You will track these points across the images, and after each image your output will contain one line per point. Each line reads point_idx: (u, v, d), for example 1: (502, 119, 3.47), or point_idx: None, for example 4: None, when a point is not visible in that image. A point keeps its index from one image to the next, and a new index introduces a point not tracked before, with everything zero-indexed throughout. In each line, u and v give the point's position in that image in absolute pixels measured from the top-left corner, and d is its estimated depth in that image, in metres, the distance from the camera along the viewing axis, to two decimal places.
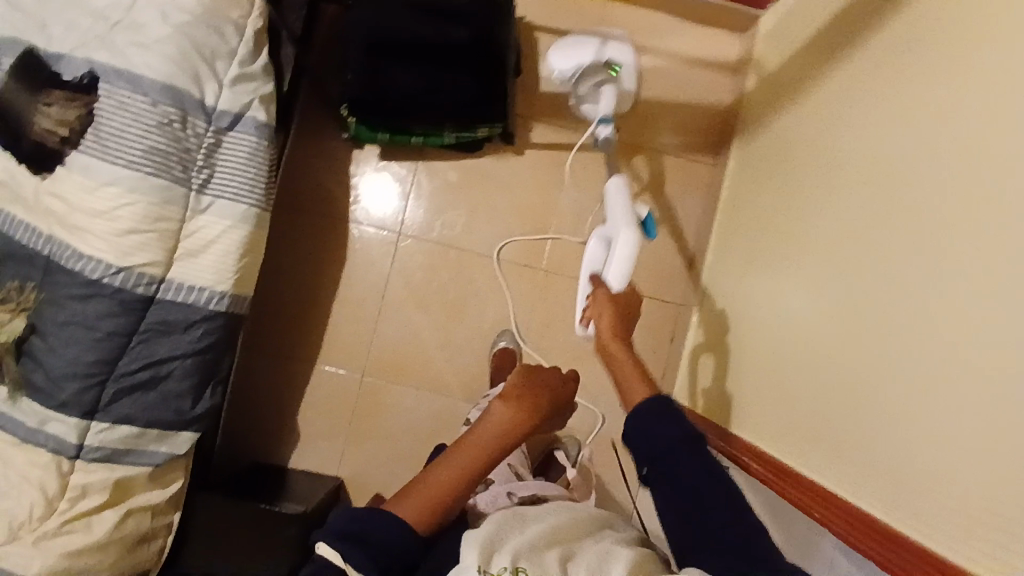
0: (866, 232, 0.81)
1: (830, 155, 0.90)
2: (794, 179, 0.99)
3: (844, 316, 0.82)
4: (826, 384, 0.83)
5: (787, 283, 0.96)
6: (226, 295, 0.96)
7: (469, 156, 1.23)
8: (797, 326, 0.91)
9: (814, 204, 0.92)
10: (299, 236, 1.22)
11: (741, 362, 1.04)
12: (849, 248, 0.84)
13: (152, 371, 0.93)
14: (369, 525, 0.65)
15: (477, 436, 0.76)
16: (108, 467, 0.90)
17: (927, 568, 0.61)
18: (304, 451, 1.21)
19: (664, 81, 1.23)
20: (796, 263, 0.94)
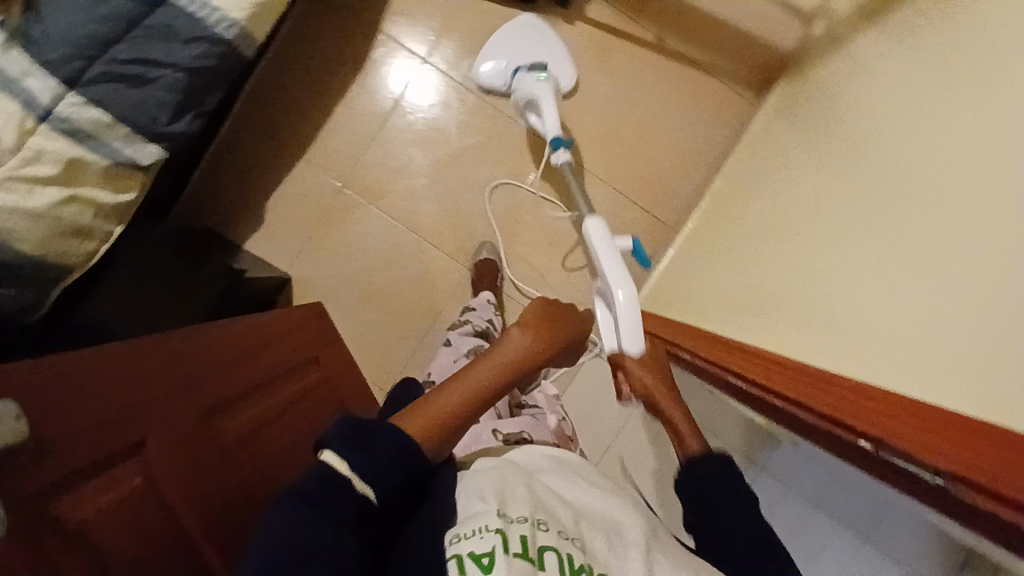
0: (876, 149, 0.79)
1: (871, 86, 0.88)
2: (828, 111, 0.96)
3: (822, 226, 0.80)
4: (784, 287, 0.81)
5: (781, 204, 0.94)
6: (235, 26, 0.95)
7: (518, 8, 1.20)
8: (776, 241, 0.90)
9: (839, 130, 0.90)
10: (327, 28, 1.20)
11: (709, 278, 1.02)
12: (853, 163, 0.81)
13: (141, 70, 0.90)
14: (385, 441, 0.48)
15: (497, 352, 0.60)
16: (70, 143, 0.87)
17: (889, 411, 0.52)
18: (262, 236, 1.20)
19: (734, 3, 1.20)
20: (798, 185, 0.92)
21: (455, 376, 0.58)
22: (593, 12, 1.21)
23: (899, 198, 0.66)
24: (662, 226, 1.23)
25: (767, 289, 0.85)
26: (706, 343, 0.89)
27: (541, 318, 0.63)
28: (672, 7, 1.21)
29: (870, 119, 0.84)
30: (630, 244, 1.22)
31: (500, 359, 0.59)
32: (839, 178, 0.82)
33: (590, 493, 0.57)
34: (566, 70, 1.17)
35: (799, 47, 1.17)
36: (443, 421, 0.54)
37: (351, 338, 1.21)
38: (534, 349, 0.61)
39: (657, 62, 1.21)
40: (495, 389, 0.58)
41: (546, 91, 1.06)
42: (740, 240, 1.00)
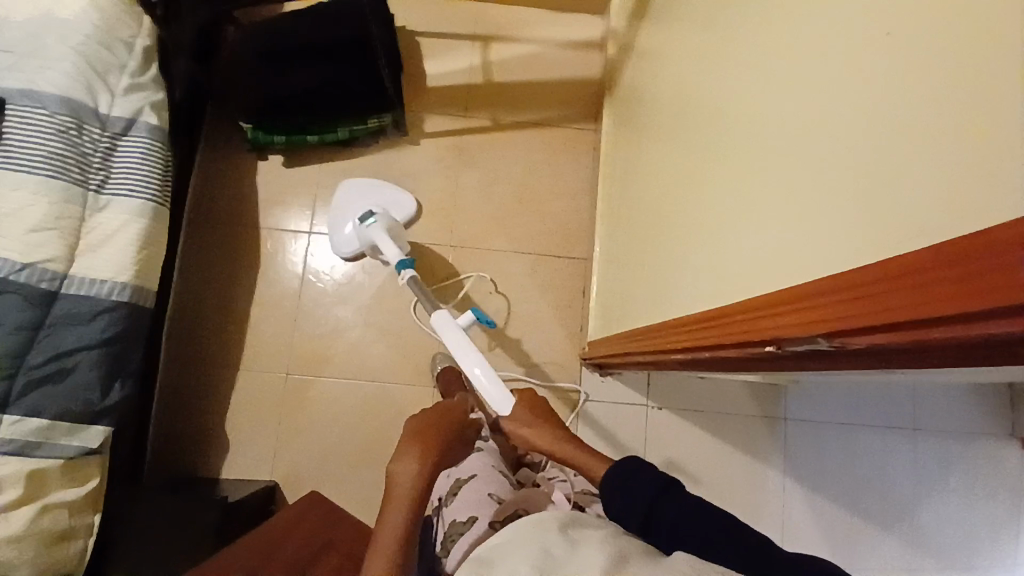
0: (695, 115, 0.89)
1: (668, 73, 1.01)
2: (651, 106, 1.09)
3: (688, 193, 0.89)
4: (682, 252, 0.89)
5: (656, 194, 1.04)
6: (127, 287, 1.00)
7: (368, 152, 1.32)
8: (666, 223, 0.98)
9: (666, 112, 1.01)
10: (215, 247, 1.28)
11: (634, 283, 1.09)
12: (689, 134, 0.91)
13: (59, 364, 0.94)
14: None
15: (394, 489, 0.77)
16: (20, 461, 0.89)
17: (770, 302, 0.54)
18: (237, 455, 1.22)
19: (538, 63, 1.36)
20: (660, 172, 1.03)
21: (373, 549, 0.74)
22: (431, 125, 1.34)
23: (721, 140, 0.74)
24: (579, 263, 1.31)
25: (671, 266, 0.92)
26: (653, 337, 0.93)
27: (409, 445, 0.81)
28: (492, 89, 1.35)
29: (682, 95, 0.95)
30: (559, 292, 1.30)
31: (399, 492, 0.77)
32: (682, 151, 0.92)
33: (567, 548, 0.59)
34: (405, 202, 1.24)
35: (607, 71, 1.33)
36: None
37: (361, 504, 1.21)
38: (413, 476, 0.78)
39: (504, 136, 1.34)
40: (404, 528, 0.75)
41: (382, 228, 1.14)
42: (640, 240, 1.08)
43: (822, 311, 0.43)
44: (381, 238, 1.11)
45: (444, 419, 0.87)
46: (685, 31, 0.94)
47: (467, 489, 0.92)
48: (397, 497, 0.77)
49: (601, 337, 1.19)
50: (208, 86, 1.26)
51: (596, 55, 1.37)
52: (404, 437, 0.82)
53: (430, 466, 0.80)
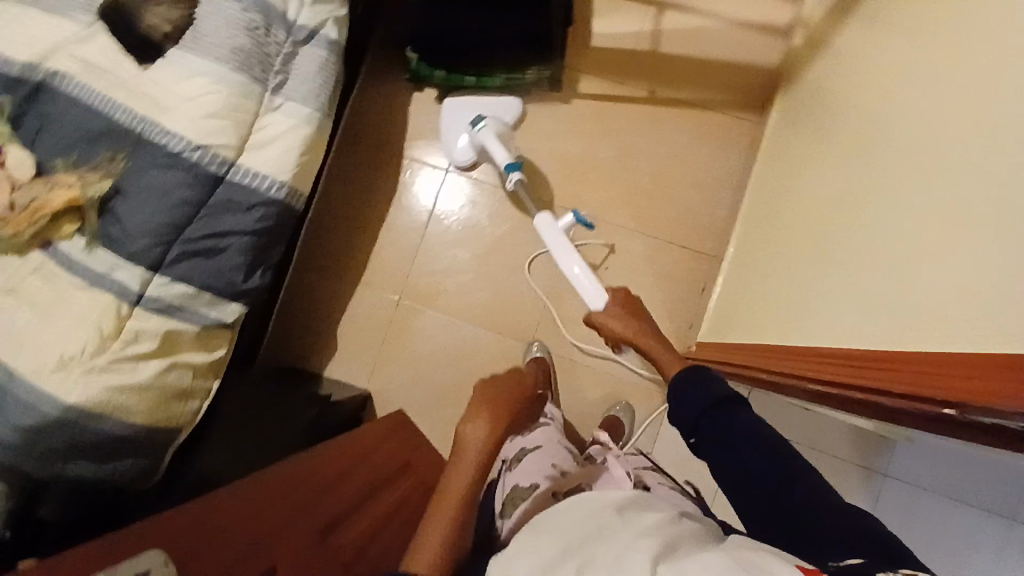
0: (892, 131, 0.80)
1: (868, 77, 0.91)
2: (833, 110, 0.99)
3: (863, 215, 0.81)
4: (841, 277, 0.82)
5: (813, 205, 0.96)
6: (284, 186, 1.08)
7: (516, 102, 1.32)
8: (820, 240, 0.91)
9: (853, 119, 0.92)
10: (356, 165, 1.34)
11: (764, 295, 1.03)
12: (877, 150, 0.83)
13: (213, 242, 1.04)
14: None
15: (464, 445, 0.76)
16: (162, 318, 1.00)
17: (970, 368, 0.49)
18: (338, 362, 1.30)
19: (712, 41, 1.28)
20: (825, 183, 0.94)
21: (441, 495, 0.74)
22: (585, 86, 1.30)
23: (948, 173, 0.66)
24: (704, 257, 1.25)
25: (827, 291, 0.85)
26: (777, 358, 0.89)
27: (481, 412, 0.78)
28: (656, 59, 1.29)
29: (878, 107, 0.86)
30: (676, 283, 1.25)
31: (468, 450, 0.75)
32: (870, 169, 0.83)
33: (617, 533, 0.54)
34: (512, 105, 1.27)
35: (785, 62, 1.23)
36: (446, 542, 0.70)
37: (438, 437, 1.26)
38: (482, 444, 0.76)
39: (656, 111, 1.28)
40: (468, 495, 0.74)
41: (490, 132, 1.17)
42: (783, 251, 1.01)
43: (1021, 390, 0.41)
44: (489, 141, 1.16)
45: (515, 391, 0.83)
46: (908, 36, 0.83)
47: (529, 460, 0.89)
48: (467, 459, 0.75)
49: (711, 341, 1.14)
50: (382, 8, 1.29)
51: (777, 41, 1.26)
52: (475, 399, 0.80)
53: (503, 428, 0.78)
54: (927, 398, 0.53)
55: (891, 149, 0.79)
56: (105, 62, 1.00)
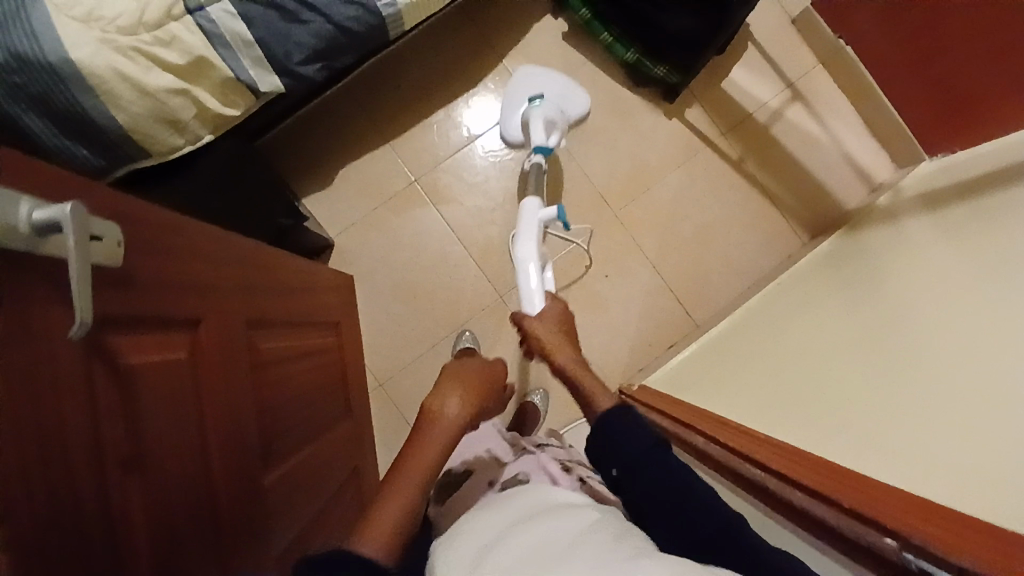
0: (916, 308, 0.84)
1: (918, 257, 0.95)
2: (875, 269, 1.02)
3: (865, 360, 0.85)
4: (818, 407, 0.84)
5: (818, 334, 0.99)
6: (395, 6, 1.01)
7: (629, 88, 1.30)
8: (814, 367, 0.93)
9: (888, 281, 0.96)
10: (455, 41, 1.28)
11: (733, 386, 1.05)
12: (902, 313, 0.86)
13: (298, 8, 0.96)
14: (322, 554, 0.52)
15: (436, 411, 0.67)
16: (204, 42, 0.92)
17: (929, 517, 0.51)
18: (324, 197, 1.24)
19: (816, 153, 1.30)
20: (839, 322, 0.98)
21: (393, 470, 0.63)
22: (691, 115, 1.30)
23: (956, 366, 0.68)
24: (688, 323, 1.26)
25: (804, 422, 0.87)
26: (710, 421, 0.90)
27: (457, 383, 0.70)
28: (760, 137, 1.30)
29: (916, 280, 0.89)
30: (653, 327, 1.25)
31: (445, 421, 0.66)
32: (884, 332, 0.86)
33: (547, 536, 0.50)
34: (579, 104, 1.21)
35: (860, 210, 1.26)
36: (407, 511, 0.60)
37: (370, 320, 1.22)
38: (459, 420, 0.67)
39: (733, 177, 1.30)
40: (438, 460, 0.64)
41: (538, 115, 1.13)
42: (770, 360, 1.03)
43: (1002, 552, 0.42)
44: (533, 121, 1.11)
45: (494, 372, 0.76)
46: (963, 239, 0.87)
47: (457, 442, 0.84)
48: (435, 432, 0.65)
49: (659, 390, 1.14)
50: None
51: (862, 191, 1.29)
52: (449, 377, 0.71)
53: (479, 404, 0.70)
54: (873, 523, 0.53)
55: (912, 318, 0.83)
56: None
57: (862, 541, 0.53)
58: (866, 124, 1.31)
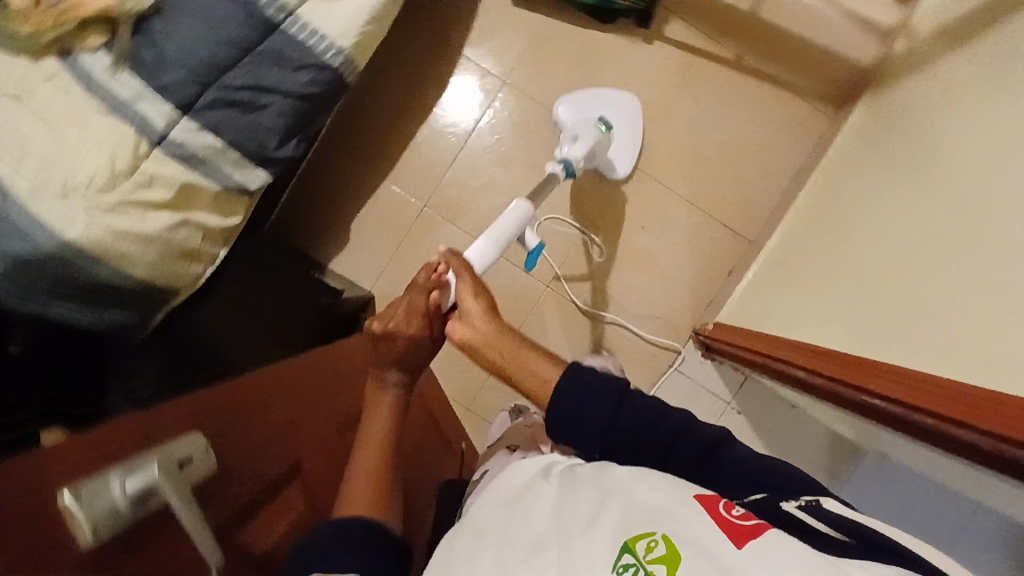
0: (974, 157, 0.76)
1: (967, 95, 0.85)
2: (917, 129, 0.95)
3: (923, 229, 0.79)
4: (885, 294, 0.80)
5: (874, 216, 0.93)
6: (342, 53, 0.96)
7: (599, 29, 1.21)
8: (870, 249, 0.88)
9: (935, 139, 0.88)
10: (414, 51, 1.22)
11: (799, 292, 1.01)
12: (954, 168, 0.80)
13: (253, 96, 0.92)
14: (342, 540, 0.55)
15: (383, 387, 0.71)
16: (182, 168, 0.90)
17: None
18: (346, 256, 1.23)
19: (814, 21, 1.21)
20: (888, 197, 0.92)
21: (362, 434, 0.67)
22: (671, 31, 1.22)
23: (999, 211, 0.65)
24: (741, 243, 1.21)
25: (864, 304, 0.84)
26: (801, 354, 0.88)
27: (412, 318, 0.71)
28: (750, 26, 1.21)
29: (968, 128, 0.81)
30: (707, 262, 1.22)
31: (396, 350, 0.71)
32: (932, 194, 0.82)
33: (537, 488, 0.54)
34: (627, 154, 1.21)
35: (879, 64, 1.17)
36: (371, 474, 0.64)
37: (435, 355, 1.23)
38: (419, 354, 0.72)
39: (737, 78, 1.21)
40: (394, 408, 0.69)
41: (592, 136, 1.07)
42: (825, 256, 0.99)
43: None
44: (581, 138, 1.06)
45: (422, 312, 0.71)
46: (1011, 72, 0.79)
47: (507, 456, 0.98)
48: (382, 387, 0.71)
49: (732, 326, 1.10)
50: None
51: (876, 42, 1.20)
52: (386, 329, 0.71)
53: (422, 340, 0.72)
54: (1004, 437, 0.47)
55: (968, 173, 0.76)
56: None
57: (997, 456, 0.47)
58: None
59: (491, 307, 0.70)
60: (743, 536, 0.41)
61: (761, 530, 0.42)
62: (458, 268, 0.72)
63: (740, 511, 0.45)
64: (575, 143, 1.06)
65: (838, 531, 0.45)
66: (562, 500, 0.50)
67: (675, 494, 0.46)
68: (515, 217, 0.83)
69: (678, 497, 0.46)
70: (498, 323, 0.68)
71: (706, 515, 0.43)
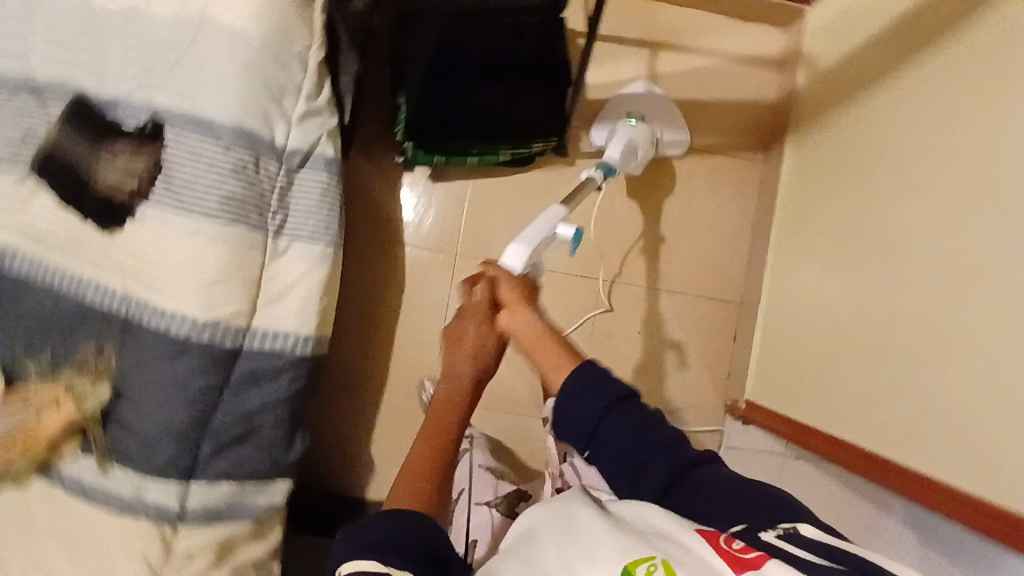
0: (950, 239, 0.79)
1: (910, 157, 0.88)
2: (858, 184, 0.98)
3: (923, 315, 0.81)
4: (905, 384, 0.82)
5: (853, 283, 0.95)
6: (310, 339, 0.94)
7: (520, 170, 1.22)
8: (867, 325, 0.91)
9: (888, 203, 0.91)
10: (358, 262, 1.20)
11: (808, 366, 1.03)
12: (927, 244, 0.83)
13: (245, 424, 0.90)
14: (372, 526, 0.53)
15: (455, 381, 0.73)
16: (210, 527, 0.89)
17: None
18: (377, 479, 1.21)
19: (713, 79, 1.23)
20: (861, 263, 0.94)
21: (432, 415, 0.69)
22: (588, 142, 1.22)
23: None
24: (733, 305, 1.25)
25: (881, 388, 0.86)
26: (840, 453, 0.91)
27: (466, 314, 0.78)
28: None
29: (927, 203, 0.84)
30: (710, 337, 1.24)
31: (455, 367, 0.75)
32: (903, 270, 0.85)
33: (544, 517, 0.51)
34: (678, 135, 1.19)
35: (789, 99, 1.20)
36: (413, 503, 0.59)
37: None
38: (484, 357, 0.76)
39: (666, 159, 1.23)
40: (461, 425, 0.69)
41: (626, 134, 1.05)
42: (823, 328, 1.00)
43: None
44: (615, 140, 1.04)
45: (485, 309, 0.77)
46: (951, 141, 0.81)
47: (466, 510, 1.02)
48: (462, 348, 0.76)
49: (766, 408, 1.11)
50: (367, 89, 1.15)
51: (776, 77, 1.23)
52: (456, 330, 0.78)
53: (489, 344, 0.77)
54: None
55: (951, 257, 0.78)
56: (73, 235, 0.86)
57: None
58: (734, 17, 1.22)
59: (528, 299, 0.76)
60: (739, 566, 0.43)
61: (759, 563, 0.43)
62: (496, 269, 0.78)
63: (742, 544, 0.46)
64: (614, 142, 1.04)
65: (828, 557, 0.45)
66: (563, 520, 0.50)
67: (680, 525, 0.48)
68: (547, 219, 0.78)
69: (683, 527, 0.48)
70: (525, 311, 0.75)
71: (708, 547, 0.45)
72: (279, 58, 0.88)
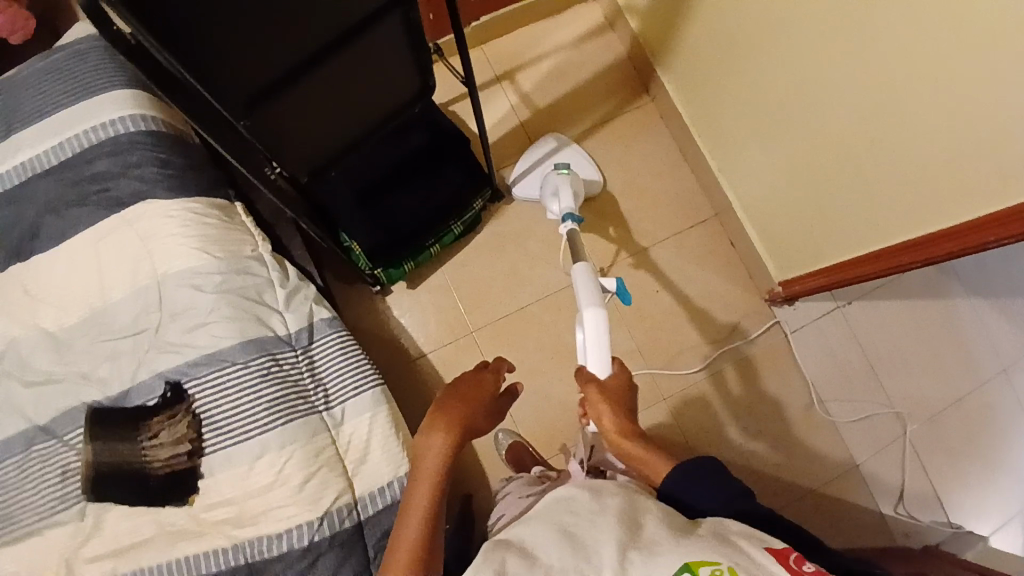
0: (819, 56, 0.88)
1: (747, 25, 0.99)
2: (730, 67, 1.08)
3: (844, 120, 0.89)
4: (874, 178, 0.89)
5: (785, 135, 1.03)
6: (412, 474, 0.94)
7: (477, 233, 1.29)
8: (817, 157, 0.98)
9: (760, 62, 1.00)
10: (399, 393, 1.23)
11: (797, 222, 1.10)
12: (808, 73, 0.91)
13: None
14: None
15: (422, 465, 0.73)
16: None
17: None
18: None
19: (571, 66, 1.35)
20: (777, 120, 1.03)
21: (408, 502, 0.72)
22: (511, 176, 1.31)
23: (895, 94, 0.79)
24: (712, 221, 1.32)
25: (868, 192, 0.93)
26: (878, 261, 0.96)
27: (444, 408, 0.75)
28: (545, 114, 1.33)
29: (783, 44, 0.93)
30: (713, 256, 1.31)
31: (427, 465, 0.73)
32: (810, 106, 0.94)
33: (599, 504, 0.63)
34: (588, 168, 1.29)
35: (636, 44, 1.33)
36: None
37: None
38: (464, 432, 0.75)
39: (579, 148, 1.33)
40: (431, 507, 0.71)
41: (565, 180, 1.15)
42: (789, 185, 1.08)
43: None
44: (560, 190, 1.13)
45: (472, 395, 0.78)
46: None
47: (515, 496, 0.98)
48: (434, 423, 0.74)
49: (797, 277, 1.17)
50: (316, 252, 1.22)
51: (615, 36, 1.37)
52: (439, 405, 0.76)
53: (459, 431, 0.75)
54: None
55: (832, 69, 0.87)
56: (158, 525, 0.86)
57: None
58: (552, 16, 1.36)
59: (632, 427, 0.75)
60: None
61: None
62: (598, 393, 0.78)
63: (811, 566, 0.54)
64: (560, 196, 1.13)
65: None
66: (624, 513, 0.61)
67: (752, 545, 0.57)
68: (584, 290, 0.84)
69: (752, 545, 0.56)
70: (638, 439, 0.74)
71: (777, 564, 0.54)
72: (241, 268, 0.94)
